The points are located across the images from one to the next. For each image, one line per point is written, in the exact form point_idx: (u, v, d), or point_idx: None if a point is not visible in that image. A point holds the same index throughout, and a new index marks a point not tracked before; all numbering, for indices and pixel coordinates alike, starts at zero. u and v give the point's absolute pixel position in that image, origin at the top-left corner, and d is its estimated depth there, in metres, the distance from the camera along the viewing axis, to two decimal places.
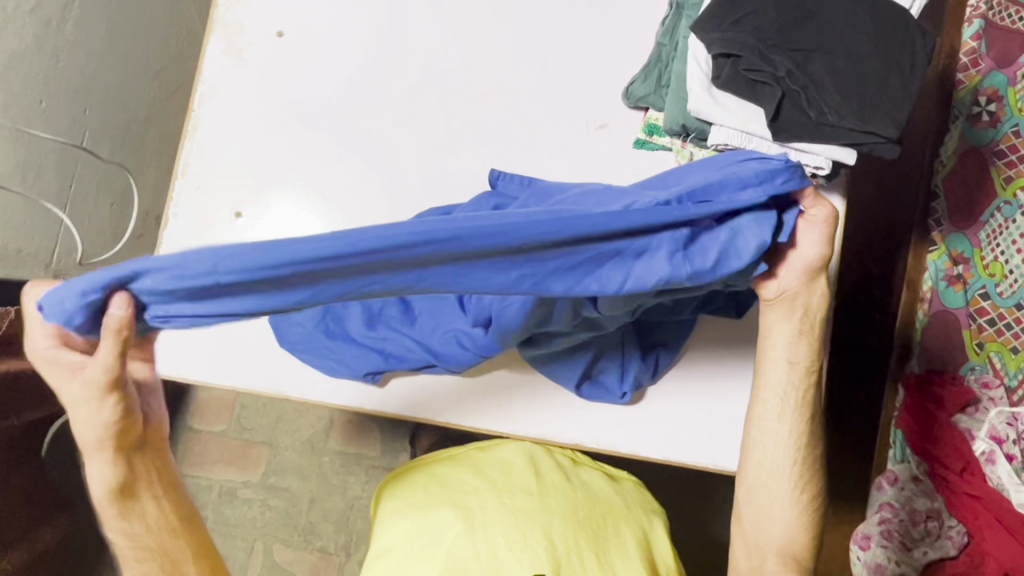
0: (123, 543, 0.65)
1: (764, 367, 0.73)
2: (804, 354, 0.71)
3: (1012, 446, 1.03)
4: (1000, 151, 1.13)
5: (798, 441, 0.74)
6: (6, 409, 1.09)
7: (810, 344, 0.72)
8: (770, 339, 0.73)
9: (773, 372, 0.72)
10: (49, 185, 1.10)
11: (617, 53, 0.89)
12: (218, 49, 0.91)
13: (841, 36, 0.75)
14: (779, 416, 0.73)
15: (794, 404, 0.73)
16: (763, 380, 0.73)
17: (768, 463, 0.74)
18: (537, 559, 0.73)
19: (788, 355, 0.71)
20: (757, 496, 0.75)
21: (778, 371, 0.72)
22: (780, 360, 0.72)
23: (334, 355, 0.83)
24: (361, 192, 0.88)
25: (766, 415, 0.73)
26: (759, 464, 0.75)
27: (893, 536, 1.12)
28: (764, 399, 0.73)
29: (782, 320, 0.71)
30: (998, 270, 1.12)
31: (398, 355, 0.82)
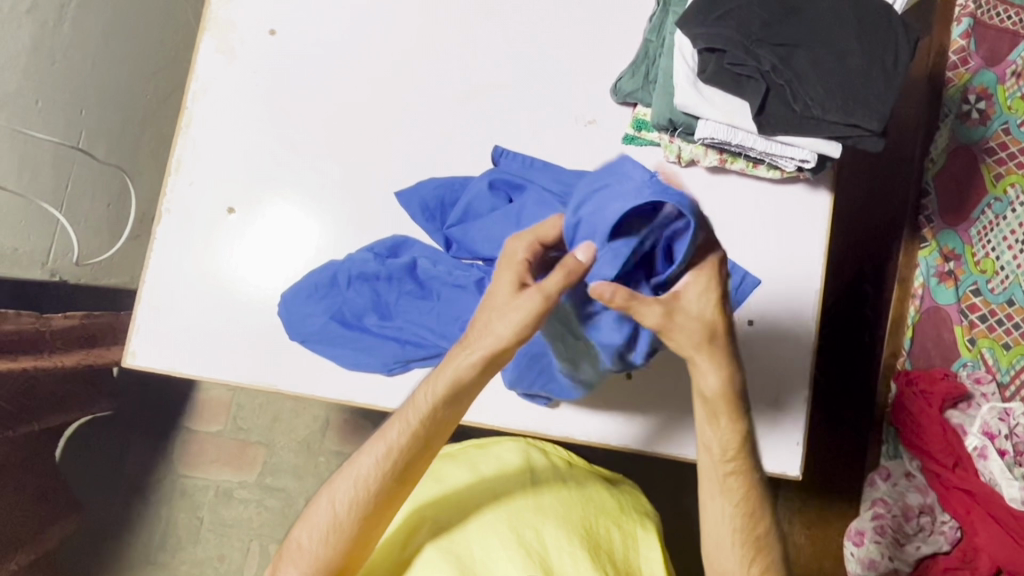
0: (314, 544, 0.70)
1: (692, 454, 0.74)
2: (721, 438, 0.71)
3: (1004, 441, 1.04)
4: (990, 148, 1.15)
5: (735, 517, 0.71)
6: (24, 416, 1.09)
7: (726, 425, 0.70)
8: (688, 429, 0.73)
9: (693, 461, 0.73)
10: (44, 185, 1.11)
11: (605, 51, 0.90)
12: (210, 47, 0.92)
13: (824, 31, 0.76)
14: (709, 495, 0.72)
15: (721, 485, 0.72)
16: (691, 465, 0.74)
17: (713, 533, 0.72)
18: (528, 559, 0.72)
19: (701, 440, 0.72)
20: (716, 561, 0.72)
21: (699, 458, 0.73)
22: (698, 445, 0.73)
23: (353, 345, 0.85)
24: (354, 188, 0.89)
25: (696, 493, 0.73)
26: (707, 534, 0.73)
27: (886, 532, 1.12)
28: (695, 483, 0.74)
29: (697, 411, 0.71)
30: (988, 267, 1.14)
31: (414, 342, 0.85)
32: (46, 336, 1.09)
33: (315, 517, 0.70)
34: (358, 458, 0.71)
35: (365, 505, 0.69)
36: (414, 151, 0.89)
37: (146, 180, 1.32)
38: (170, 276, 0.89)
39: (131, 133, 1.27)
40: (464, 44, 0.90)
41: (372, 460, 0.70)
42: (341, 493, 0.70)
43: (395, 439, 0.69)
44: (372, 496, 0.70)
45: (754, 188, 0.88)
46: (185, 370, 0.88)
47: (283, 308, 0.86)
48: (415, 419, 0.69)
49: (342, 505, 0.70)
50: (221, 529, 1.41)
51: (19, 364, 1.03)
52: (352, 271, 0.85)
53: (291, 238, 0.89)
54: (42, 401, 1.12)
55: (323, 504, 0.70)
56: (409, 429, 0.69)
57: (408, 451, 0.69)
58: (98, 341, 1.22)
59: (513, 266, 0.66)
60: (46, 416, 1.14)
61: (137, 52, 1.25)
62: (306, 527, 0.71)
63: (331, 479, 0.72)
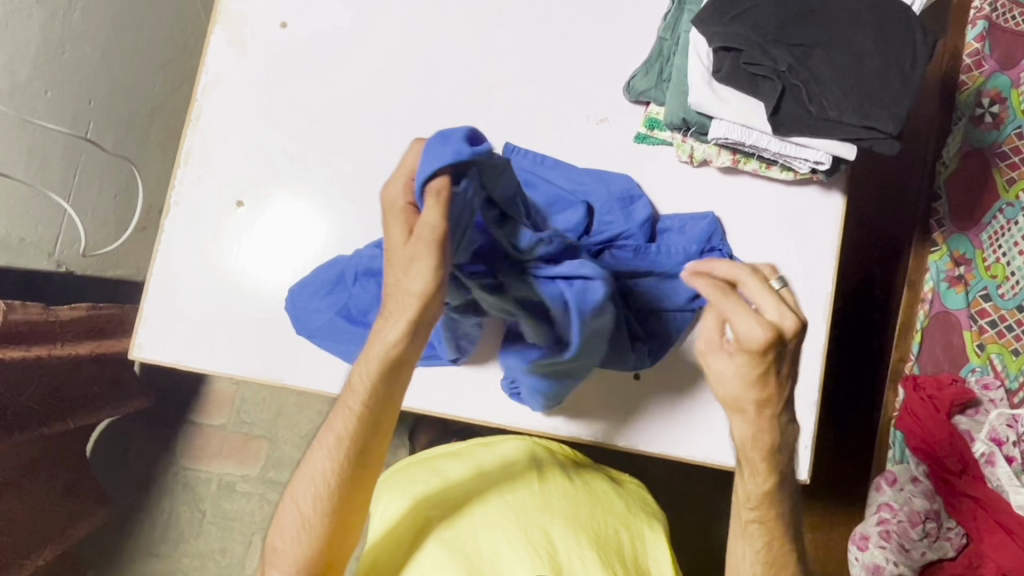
0: (286, 541, 0.71)
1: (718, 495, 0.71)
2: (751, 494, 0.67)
3: (1013, 448, 1.04)
4: (1003, 152, 1.11)
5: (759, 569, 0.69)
6: (60, 411, 1.11)
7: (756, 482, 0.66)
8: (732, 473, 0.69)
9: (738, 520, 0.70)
10: (51, 175, 1.10)
11: (618, 49, 0.90)
12: (221, 39, 0.91)
13: (841, 32, 0.75)
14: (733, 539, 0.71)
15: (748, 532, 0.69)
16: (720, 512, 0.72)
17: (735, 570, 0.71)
18: (537, 559, 0.71)
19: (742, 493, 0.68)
20: None
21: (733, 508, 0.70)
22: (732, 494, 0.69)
23: (358, 340, 0.84)
24: (362, 183, 0.89)
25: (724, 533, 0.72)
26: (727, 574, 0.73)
27: (893, 537, 1.08)
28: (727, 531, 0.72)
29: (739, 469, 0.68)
30: (999, 272, 1.11)
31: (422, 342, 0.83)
32: (59, 327, 1.09)
33: (285, 519, 0.71)
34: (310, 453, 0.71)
35: (330, 502, 0.70)
36: (424, 146, 0.89)
37: (153, 172, 1.32)
38: (178, 270, 0.88)
39: (140, 124, 1.27)
40: (478, 40, 0.90)
41: (321, 454, 0.69)
42: (302, 492, 0.70)
43: (341, 427, 0.68)
44: (333, 489, 0.69)
45: (766, 190, 0.87)
46: (191, 362, 0.87)
47: (290, 304, 0.85)
48: (355, 402, 0.67)
49: (307, 506, 0.70)
50: (223, 522, 1.41)
51: (32, 353, 1.02)
52: (357, 267, 0.81)
53: (300, 233, 0.88)
54: (70, 401, 1.14)
55: (291, 501, 0.71)
56: (349, 413, 0.68)
57: (354, 438, 0.68)
58: (108, 332, 1.22)
59: (398, 216, 0.58)
60: (80, 414, 1.16)
61: (146, 43, 1.25)
62: (278, 529, 0.71)
63: (294, 476, 0.72)
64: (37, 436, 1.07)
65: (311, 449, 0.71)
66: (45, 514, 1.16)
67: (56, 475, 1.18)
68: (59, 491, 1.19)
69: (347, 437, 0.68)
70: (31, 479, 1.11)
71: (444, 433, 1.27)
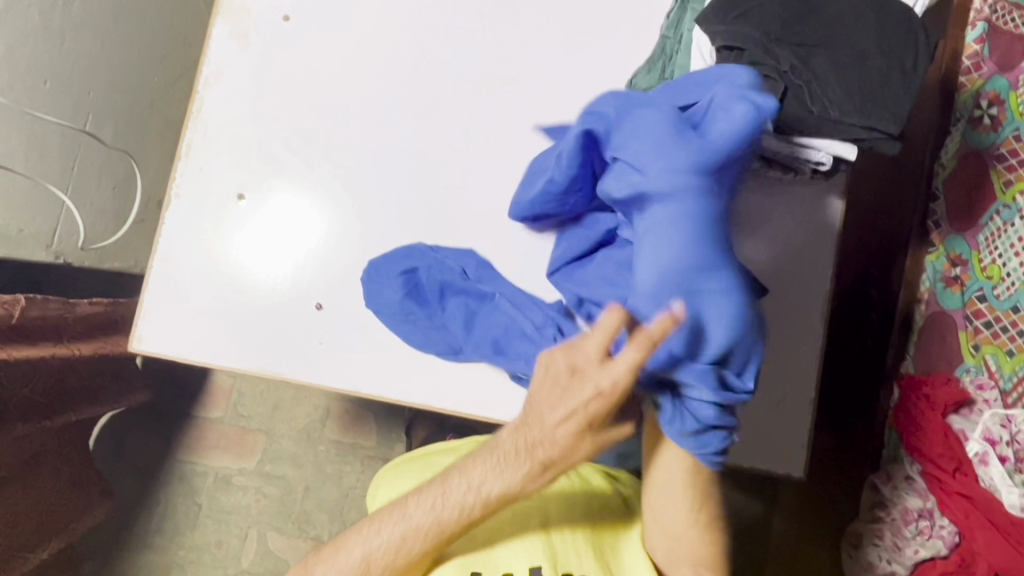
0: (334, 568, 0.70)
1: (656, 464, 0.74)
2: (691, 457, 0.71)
3: (1006, 447, 1.05)
4: (1001, 154, 1.14)
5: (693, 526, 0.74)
6: (67, 405, 1.13)
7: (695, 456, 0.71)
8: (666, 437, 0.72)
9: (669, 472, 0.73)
10: (50, 167, 1.10)
11: (619, 46, 0.90)
12: (224, 31, 0.91)
13: (845, 32, 0.76)
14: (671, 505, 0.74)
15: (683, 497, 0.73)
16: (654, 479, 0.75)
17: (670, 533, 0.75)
18: (533, 553, 0.74)
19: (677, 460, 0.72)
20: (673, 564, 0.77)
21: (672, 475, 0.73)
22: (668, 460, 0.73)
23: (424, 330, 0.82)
24: (364, 178, 0.89)
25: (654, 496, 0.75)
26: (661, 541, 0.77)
27: (884, 534, 1.12)
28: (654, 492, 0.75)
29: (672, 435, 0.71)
30: (995, 273, 1.13)
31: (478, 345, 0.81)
32: (72, 319, 1.09)
33: (344, 557, 0.70)
34: (386, 523, 0.70)
35: (399, 562, 0.70)
36: (425, 141, 0.89)
37: (152, 164, 1.31)
38: (178, 262, 0.88)
39: (139, 116, 1.26)
40: (481, 36, 0.90)
41: (404, 531, 0.69)
42: (377, 548, 0.70)
43: (446, 516, 0.68)
44: (409, 562, 0.70)
45: (767, 188, 0.88)
46: (192, 356, 0.87)
47: (371, 270, 0.84)
48: (475, 508, 0.68)
49: (376, 557, 0.70)
50: (220, 515, 1.41)
51: (36, 349, 1.01)
52: (430, 268, 0.83)
53: (300, 227, 0.88)
54: (78, 391, 1.14)
55: (354, 554, 0.70)
56: (458, 510, 0.68)
57: (451, 521, 0.68)
58: (122, 330, 1.24)
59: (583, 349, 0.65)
60: (84, 406, 1.17)
61: (146, 36, 1.25)
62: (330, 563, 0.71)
63: (360, 535, 0.71)
64: (38, 428, 1.07)
65: (404, 501, 0.71)
66: (47, 508, 1.16)
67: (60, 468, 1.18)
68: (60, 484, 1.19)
69: (438, 520, 0.69)
70: (35, 472, 1.11)
71: (440, 427, 1.27)
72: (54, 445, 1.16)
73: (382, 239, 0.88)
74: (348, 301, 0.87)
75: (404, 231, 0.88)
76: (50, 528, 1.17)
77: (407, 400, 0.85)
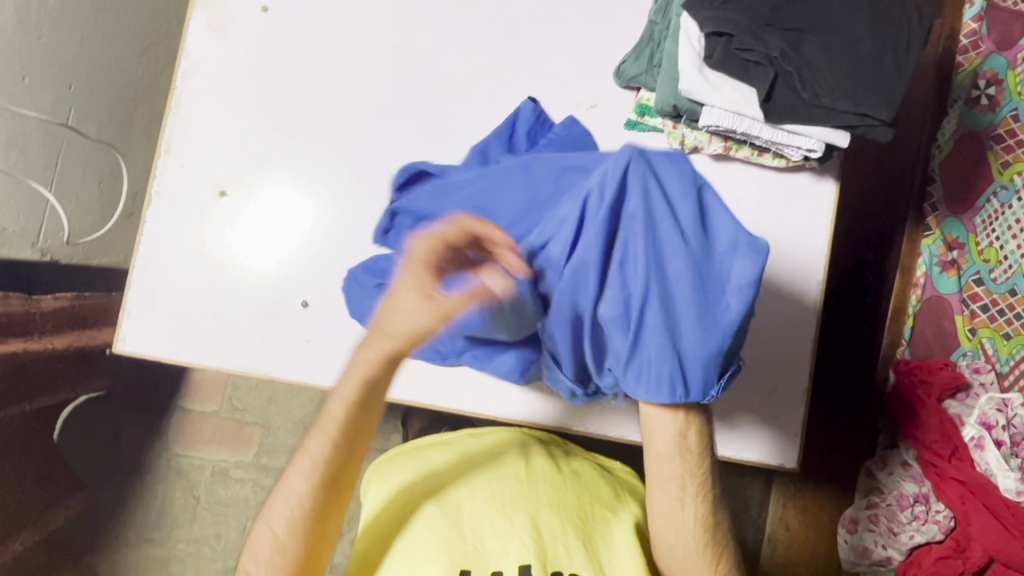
0: (263, 549, 0.67)
1: (653, 462, 0.72)
2: (691, 444, 0.70)
3: (1002, 432, 1.00)
4: (999, 135, 1.07)
5: (704, 529, 0.72)
6: (21, 395, 1.11)
7: (697, 433, 0.70)
8: (652, 432, 0.71)
9: (667, 468, 0.71)
10: (32, 163, 1.08)
11: (608, 32, 0.88)
12: (201, 23, 0.89)
13: (836, 16, 0.74)
14: (679, 503, 0.72)
15: (693, 491, 0.71)
16: (654, 473, 0.72)
17: (679, 540, 0.73)
18: (524, 548, 0.71)
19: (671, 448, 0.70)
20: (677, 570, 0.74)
21: (669, 464, 0.71)
22: (664, 455, 0.71)
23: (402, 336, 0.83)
24: (349, 173, 0.87)
25: (656, 501, 0.73)
26: (672, 552, 0.73)
27: (880, 520, 1.14)
28: (654, 492, 0.73)
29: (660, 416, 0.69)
30: (992, 256, 1.08)
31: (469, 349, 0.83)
32: (40, 316, 1.10)
33: (257, 547, 0.67)
34: (273, 508, 0.68)
35: (302, 523, 0.67)
36: (411, 132, 0.87)
37: (139, 158, 1.29)
38: (161, 261, 0.87)
39: (123, 110, 1.23)
40: (465, 23, 0.88)
41: (291, 503, 0.67)
42: (276, 516, 0.67)
43: (315, 452, 0.67)
44: (309, 513, 0.67)
45: (757, 176, 0.86)
46: (176, 356, 0.86)
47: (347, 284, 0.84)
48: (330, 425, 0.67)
49: (280, 528, 0.67)
50: (217, 508, 1.41)
51: (7, 348, 1.03)
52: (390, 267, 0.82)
53: (285, 222, 0.87)
54: (31, 382, 1.12)
55: (261, 533, 0.67)
56: (327, 445, 0.67)
57: (331, 457, 0.68)
58: (89, 323, 1.21)
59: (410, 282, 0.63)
60: (35, 396, 1.15)
61: (127, 26, 1.22)
62: (250, 556, 0.67)
63: (262, 518, 0.68)
64: None
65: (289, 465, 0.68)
66: (18, 503, 1.15)
67: (26, 461, 1.17)
68: (30, 479, 1.18)
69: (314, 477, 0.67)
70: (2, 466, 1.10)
71: (437, 420, 1.28)
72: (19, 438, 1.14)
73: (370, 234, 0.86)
74: (335, 297, 0.86)
75: None
76: (21, 521, 1.17)
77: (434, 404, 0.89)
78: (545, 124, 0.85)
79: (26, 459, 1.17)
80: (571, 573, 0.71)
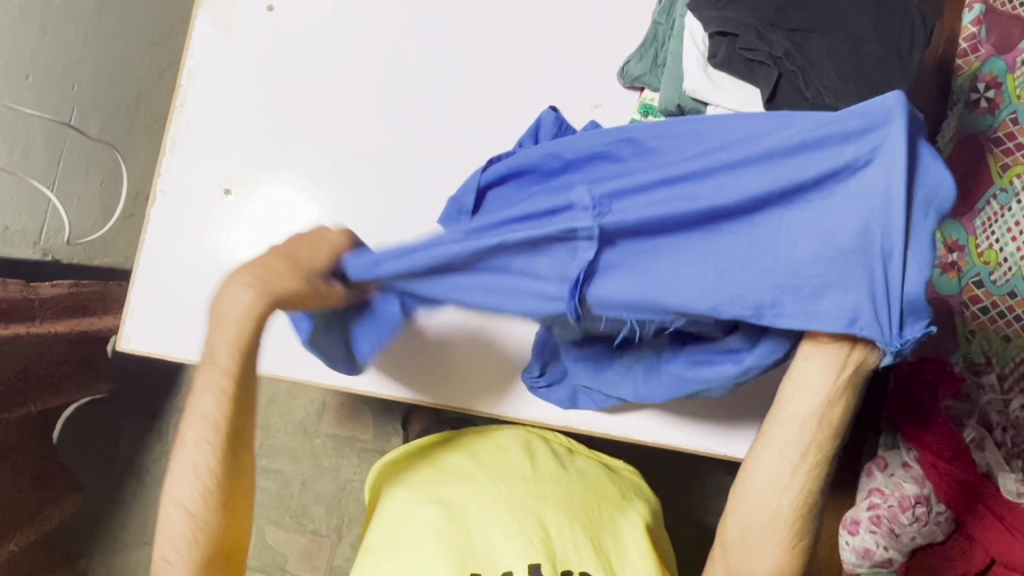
0: (177, 523, 0.65)
1: (779, 415, 0.64)
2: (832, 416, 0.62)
3: (1003, 433, 1.06)
4: (998, 137, 1.11)
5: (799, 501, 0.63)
6: (25, 396, 1.10)
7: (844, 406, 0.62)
8: (793, 387, 0.63)
9: (793, 431, 0.63)
10: (35, 162, 1.08)
11: (613, 33, 0.88)
12: (206, 23, 0.89)
13: (839, 16, 0.74)
14: (790, 468, 0.63)
15: (810, 462, 0.63)
16: (777, 430, 0.64)
17: (773, 504, 0.64)
18: (532, 547, 0.71)
19: (812, 410, 0.62)
20: (754, 538, 0.65)
21: (795, 425, 0.63)
22: (799, 416, 0.62)
23: None
24: (354, 172, 0.87)
25: (766, 458, 0.64)
26: (758, 511, 0.64)
27: (882, 522, 1.09)
28: (770, 448, 0.64)
29: (818, 372, 0.61)
30: (992, 258, 1.11)
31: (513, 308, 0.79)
32: (39, 304, 1.08)
33: (169, 529, 0.65)
34: (174, 480, 0.67)
35: (213, 491, 0.66)
36: (416, 133, 0.87)
37: (140, 158, 1.29)
38: (165, 259, 0.87)
39: (125, 110, 1.24)
40: (468, 25, 0.88)
41: (197, 475, 0.66)
42: (180, 490, 0.66)
43: (210, 414, 0.67)
44: (218, 481, 0.67)
45: None
46: (179, 353, 0.86)
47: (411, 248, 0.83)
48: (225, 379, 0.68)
49: (191, 501, 0.66)
50: None
51: (13, 330, 1.01)
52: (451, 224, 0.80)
53: (289, 219, 0.87)
54: (35, 383, 1.11)
55: (170, 512, 0.66)
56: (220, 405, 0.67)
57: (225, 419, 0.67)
58: (89, 310, 1.20)
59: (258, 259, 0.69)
60: (39, 396, 1.14)
61: (129, 27, 1.23)
62: (162, 540, 0.65)
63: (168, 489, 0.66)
64: None
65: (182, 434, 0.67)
66: (19, 503, 1.14)
67: (27, 461, 1.16)
68: (30, 479, 1.17)
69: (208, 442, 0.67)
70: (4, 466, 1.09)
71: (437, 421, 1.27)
72: (19, 438, 1.13)
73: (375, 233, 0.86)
74: None
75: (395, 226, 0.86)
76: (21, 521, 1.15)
77: (443, 404, 0.87)
78: (568, 129, 0.79)
79: (26, 458, 1.16)
80: (580, 570, 0.71)
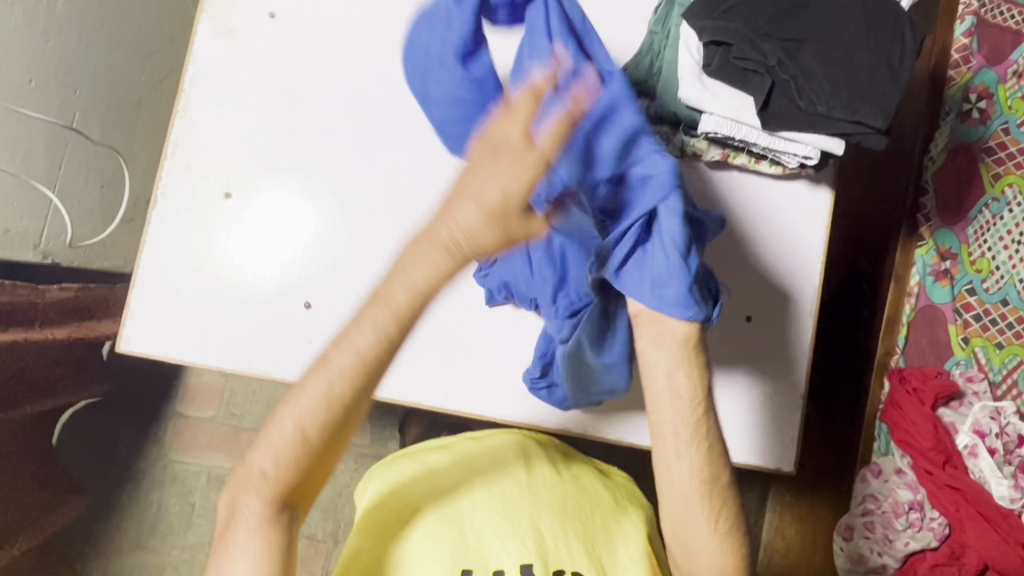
0: (254, 523, 0.58)
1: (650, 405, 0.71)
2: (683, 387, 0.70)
3: (995, 439, 1.07)
4: (990, 147, 1.16)
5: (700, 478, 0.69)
6: (20, 398, 1.10)
7: (687, 375, 0.70)
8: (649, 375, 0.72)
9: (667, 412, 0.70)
10: (36, 165, 1.09)
11: (608, 42, 0.89)
12: (209, 29, 0.90)
13: (830, 27, 0.75)
14: (675, 454, 0.70)
15: (690, 442, 0.69)
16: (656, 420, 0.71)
17: (677, 492, 0.70)
18: (525, 549, 0.72)
19: (669, 389, 0.70)
20: (684, 532, 0.70)
21: (666, 409, 0.70)
22: (661, 396, 0.71)
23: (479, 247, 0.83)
24: (352, 176, 0.88)
25: (662, 453, 0.71)
26: (671, 499, 0.70)
27: (875, 527, 1.10)
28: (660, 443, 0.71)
29: (654, 351, 0.71)
30: (985, 266, 1.15)
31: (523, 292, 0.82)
32: (42, 307, 1.11)
33: (235, 524, 0.58)
34: (252, 466, 0.59)
35: (292, 482, 0.59)
36: (416, 138, 0.88)
37: (141, 162, 1.30)
38: (164, 261, 0.88)
39: (126, 115, 1.25)
40: None
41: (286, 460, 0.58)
42: (259, 481, 0.58)
43: (314, 398, 0.58)
44: (300, 474, 0.59)
45: (754, 184, 0.88)
46: (179, 355, 0.87)
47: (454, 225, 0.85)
48: (392, 327, 0.57)
49: (268, 495, 0.58)
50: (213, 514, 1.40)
51: (9, 335, 1.03)
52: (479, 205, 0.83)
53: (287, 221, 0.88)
54: (32, 384, 1.12)
55: (246, 505, 0.58)
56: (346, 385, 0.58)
57: (340, 401, 0.58)
58: (92, 313, 1.23)
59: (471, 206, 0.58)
60: (37, 399, 1.15)
61: (132, 32, 1.24)
62: (227, 542, 0.58)
63: (250, 447, 0.59)
64: None
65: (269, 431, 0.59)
66: (20, 506, 1.14)
67: (27, 464, 1.17)
68: (32, 482, 1.17)
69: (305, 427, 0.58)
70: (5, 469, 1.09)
71: (434, 426, 1.28)
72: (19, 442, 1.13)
73: (371, 239, 0.87)
74: (337, 297, 0.87)
75: (388, 230, 0.87)
76: (22, 524, 1.15)
77: (436, 407, 0.88)
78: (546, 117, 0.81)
79: (28, 461, 1.16)
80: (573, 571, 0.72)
